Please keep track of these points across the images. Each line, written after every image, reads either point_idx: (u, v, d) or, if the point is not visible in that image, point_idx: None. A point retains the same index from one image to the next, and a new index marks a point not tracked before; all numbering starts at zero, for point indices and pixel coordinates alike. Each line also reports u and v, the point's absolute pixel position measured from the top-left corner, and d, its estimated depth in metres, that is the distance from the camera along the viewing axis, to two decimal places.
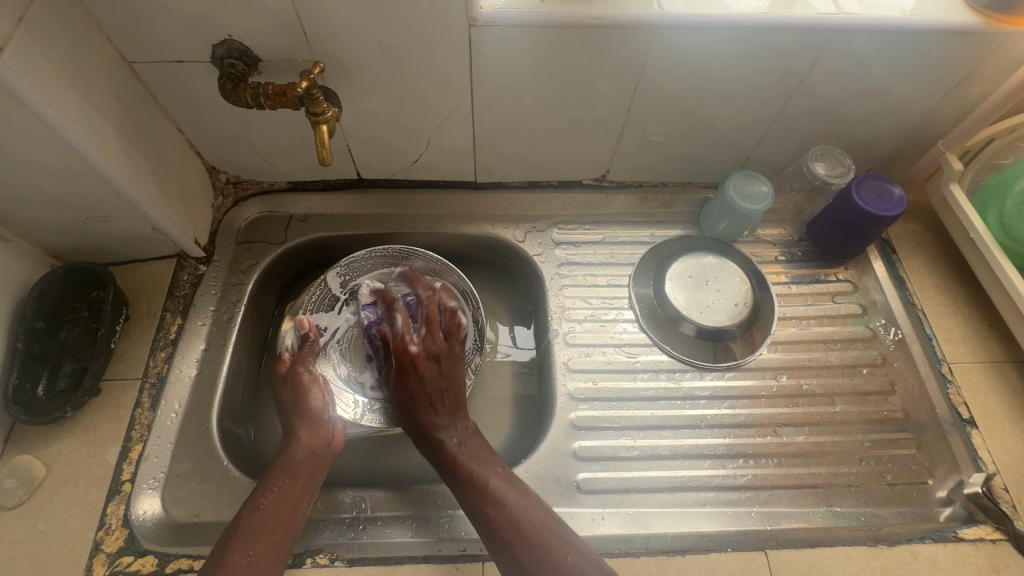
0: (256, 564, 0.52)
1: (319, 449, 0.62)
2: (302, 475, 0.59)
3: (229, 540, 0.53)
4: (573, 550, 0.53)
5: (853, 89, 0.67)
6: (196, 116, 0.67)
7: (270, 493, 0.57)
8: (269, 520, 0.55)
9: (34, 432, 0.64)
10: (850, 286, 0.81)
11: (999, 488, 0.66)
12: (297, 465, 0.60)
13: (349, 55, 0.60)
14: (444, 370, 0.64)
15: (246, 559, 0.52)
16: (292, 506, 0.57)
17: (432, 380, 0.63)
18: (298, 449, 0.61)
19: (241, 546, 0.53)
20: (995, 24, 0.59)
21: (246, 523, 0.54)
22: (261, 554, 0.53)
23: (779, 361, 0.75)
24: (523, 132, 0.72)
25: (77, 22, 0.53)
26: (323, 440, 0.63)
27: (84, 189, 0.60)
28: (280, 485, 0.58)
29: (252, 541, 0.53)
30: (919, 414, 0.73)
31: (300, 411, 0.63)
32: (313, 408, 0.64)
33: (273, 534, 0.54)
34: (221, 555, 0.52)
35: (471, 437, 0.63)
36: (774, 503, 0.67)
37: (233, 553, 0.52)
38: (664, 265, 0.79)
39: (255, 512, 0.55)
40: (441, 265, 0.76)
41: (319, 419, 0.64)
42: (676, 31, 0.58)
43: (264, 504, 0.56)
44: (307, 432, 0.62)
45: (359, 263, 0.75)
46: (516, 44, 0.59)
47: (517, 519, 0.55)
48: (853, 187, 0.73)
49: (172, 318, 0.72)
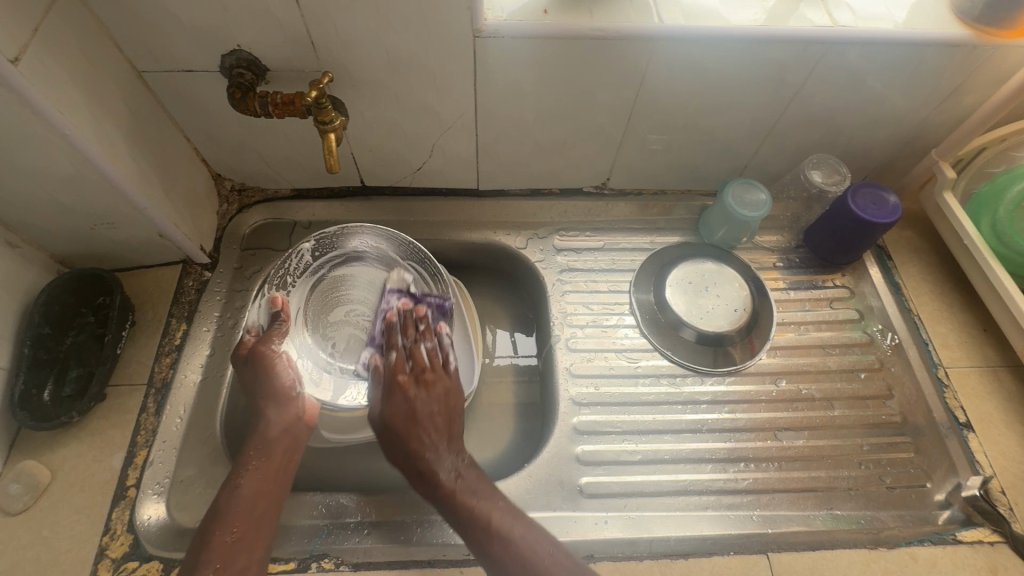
0: (241, 542, 0.54)
1: (291, 425, 0.63)
2: (276, 452, 0.61)
3: (211, 521, 0.55)
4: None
5: (848, 100, 0.69)
6: (203, 124, 0.68)
7: (246, 471, 0.58)
8: (248, 498, 0.56)
9: (38, 438, 0.64)
10: (847, 291, 0.82)
11: (997, 491, 0.67)
12: (269, 443, 0.61)
13: (355, 65, 0.61)
14: (435, 402, 0.64)
15: (229, 537, 0.54)
16: (270, 482, 0.58)
17: (419, 411, 0.63)
18: (269, 427, 0.61)
19: (224, 525, 0.54)
20: (985, 36, 0.61)
21: (227, 502, 0.56)
22: (243, 531, 0.54)
23: (778, 366, 0.76)
24: (525, 141, 0.73)
25: (89, 31, 0.54)
26: (295, 417, 0.63)
27: (93, 196, 0.61)
28: (256, 465, 0.59)
29: (234, 520, 0.55)
30: (916, 418, 0.74)
31: (266, 392, 0.62)
32: (278, 387, 0.63)
33: (253, 510, 0.56)
34: (205, 536, 0.54)
35: (468, 467, 0.62)
36: (774, 507, 0.67)
37: (215, 533, 0.54)
38: (664, 270, 0.81)
39: (235, 491, 0.57)
40: (420, 251, 0.72)
41: (286, 397, 0.63)
42: (676, 42, 0.60)
43: (242, 483, 0.57)
44: (275, 411, 0.62)
45: (331, 238, 0.72)
46: (520, 56, 0.60)
47: (522, 555, 0.55)
48: (850, 195, 0.74)
49: (178, 324, 0.72)
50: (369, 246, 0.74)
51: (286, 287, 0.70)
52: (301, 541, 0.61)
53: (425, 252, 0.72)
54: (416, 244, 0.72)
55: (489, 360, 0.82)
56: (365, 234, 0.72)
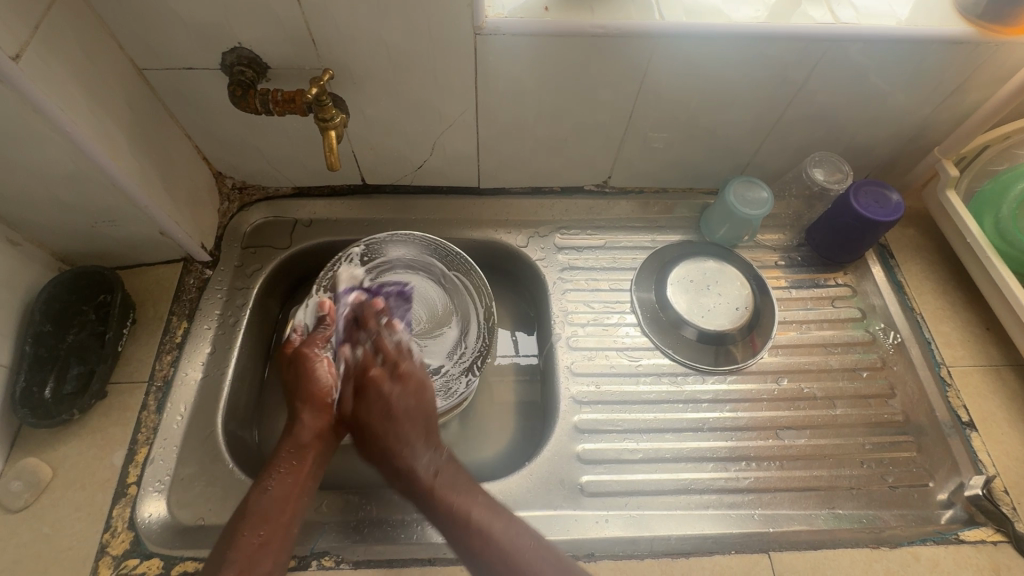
0: (266, 546, 0.52)
1: (325, 431, 0.59)
2: (309, 456, 0.57)
3: (239, 520, 0.53)
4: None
5: (850, 97, 0.68)
6: (204, 122, 0.68)
7: (276, 474, 0.55)
8: (277, 502, 0.54)
9: (40, 435, 0.64)
10: (849, 290, 0.82)
11: (1000, 491, 0.67)
12: (303, 447, 0.58)
13: (356, 63, 0.61)
14: (406, 395, 0.60)
15: (256, 540, 0.52)
16: (300, 487, 0.56)
17: (391, 406, 0.59)
18: (303, 430, 0.58)
19: (250, 528, 0.52)
20: (988, 33, 0.61)
21: (255, 504, 0.53)
22: (270, 535, 0.52)
23: (779, 365, 0.76)
24: (526, 139, 0.73)
25: (90, 29, 0.54)
26: (330, 423, 0.60)
27: (95, 194, 0.61)
28: (287, 468, 0.56)
29: (261, 523, 0.52)
30: (918, 417, 0.73)
31: (303, 395, 0.60)
32: (318, 390, 0.60)
33: (281, 515, 0.53)
34: (230, 535, 0.52)
35: (448, 464, 0.58)
36: (776, 506, 0.67)
37: (242, 533, 0.52)
38: (665, 269, 0.80)
39: (264, 493, 0.54)
40: (459, 257, 0.76)
41: (322, 402, 0.60)
42: (677, 39, 0.60)
43: (272, 486, 0.55)
44: (312, 414, 0.59)
45: (380, 246, 0.77)
46: (521, 53, 0.60)
47: (507, 554, 0.52)
48: (852, 193, 0.74)
49: (179, 322, 0.72)
50: (417, 259, 0.78)
51: (333, 287, 0.73)
52: (303, 539, 0.61)
53: (468, 262, 0.76)
54: (457, 250, 0.76)
55: (490, 359, 0.82)
56: (411, 243, 0.77)
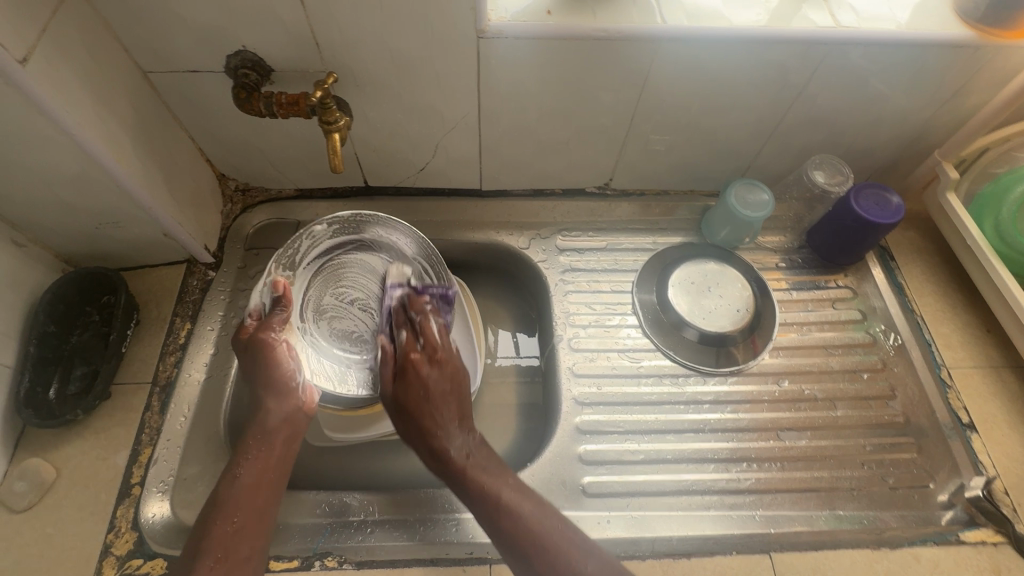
0: (242, 531, 0.53)
1: (292, 415, 0.61)
2: (277, 441, 0.59)
3: (211, 511, 0.54)
4: (591, 557, 0.53)
5: (851, 100, 0.69)
6: (207, 124, 0.68)
7: (245, 462, 0.57)
8: (248, 488, 0.55)
9: (44, 436, 0.65)
10: (850, 292, 0.82)
11: (1000, 492, 0.67)
12: (269, 432, 0.59)
13: (359, 65, 0.61)
14: (444, 379, 0.62)
15: (231, 527, 0.53)
16: (270, 472, 0.58)
17: (430, 389, 0.61)
18: (268, 417, 0.60)
19: (224, 515, 0.53)
20: (988, 37, 0.61)
21: (227, 492, 0.55)
22: (244, 520, 0.53)
23: (780, 366, 0.76)
24: (528, 141, 0.73)
25: (95, 32, 0.55)
26: (295, 406, 0.61)
27: (100, 196, 0.61)
28: (255, 454, 0.58)
29: (234, 510, 0.54)
30: (919, 419, 0.73)
31: (265, 381, 0.61)
32: (278, 375, 0.61)
33: (254, 500, 0.55)
34: (204, 526, 0.53)
35: (479, 447, 0.60)
36: (777, 507, 0.67)
37: (216, 522, 0.53)
38: (666, 271, 0.81)
39: (235, 481, 0.56)
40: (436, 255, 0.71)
41: (285, 387, 0.61)
42: (679, 42, 0.60)
43: (242, 473, 0.56)
44: (275, 400, 0.61)
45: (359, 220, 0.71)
46: (524, 56, 0.61)
47: (534, 533, 0.54)
48: (852, 196, 0.74)
49: (182, 323, 0.73)
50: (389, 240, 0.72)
51: (292, 268, 0.69)
52: (305, 540, 0.62)
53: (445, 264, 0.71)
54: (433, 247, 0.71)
55: (492, 360, 0.82)
56: (386, 228, 0.71)
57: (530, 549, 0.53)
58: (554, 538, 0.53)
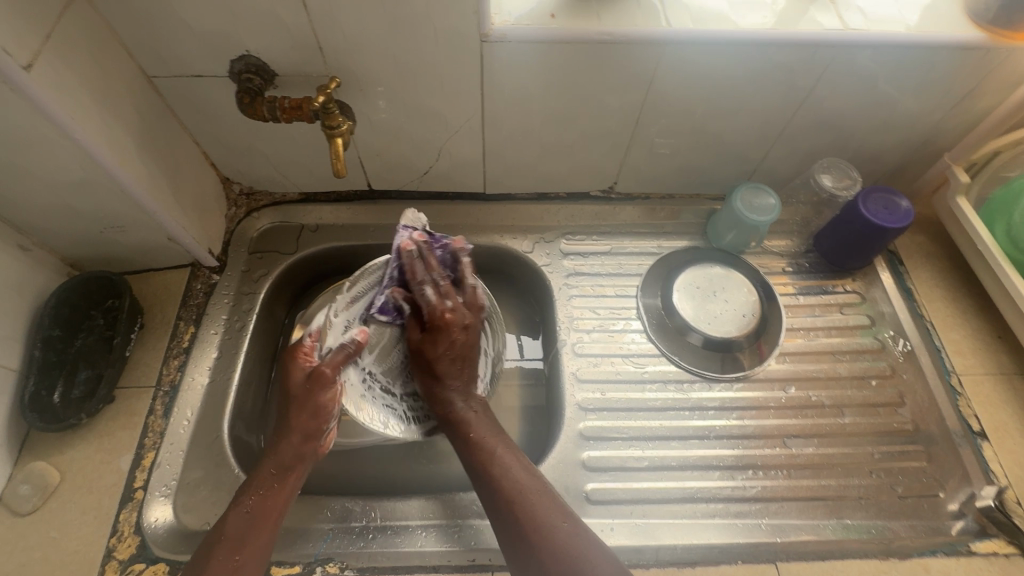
0: (242, 569, 0.52)
1: (307, 453, 0.58)
2: (290, 479, 0.57)
3: (214, 545, 0.52)
4: (570, 518, 0.53)
5: (858, 103, 0.68)
6: (211, 128, 0.69)
7: (255, 495, 0.55)
8: (254, 525, 0.54)
9: (48, 439, 0.65)
10: (858, 297, 0.81)
11: (1012, 502, 0.66)
12: (285, 469, 0.57)
13: (363, 70, 0.61)
14: (466, 347, 0.64)
15: (233, 564, 0.52)
16: (277, 509, 0.55)
17: (456, 352, 0.63)
18: (285, 450, 0.57)
19: (226, 551, 0.52)
20: (998, 39, 0.60)
21: (233, 526, 0.53)
22: (247, 558, 0.52)
23: (787, 372, 0.75)
24: (532, 145, 0.73)
25: (99, 37, 0.55)
26: (315, 447, 0.58)
27: (105, 200, 0.61)
28: (267, 489, 0.56)
29: (238, 547, 0.52)
30: (929, 426, 0.72)
31: (297, 416, 0.58)
32: (313, 415, 0.58)
33: (259, 537, 0.53)
34: (205, 557, 0.52)
35: (483, 408, 0.64)
36: (783, 515, 0.66)
37: (217, 557, 0.51)
38: (672, 275, 0.80)
39: (242, 515, 0.54)
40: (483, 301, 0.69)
41: (314, 428, 0.58)
42: (685, 46, 0.60)
43: (251, 507, 0.54)
44: (299, 439, 0.58)
45: None
46: (528, 60, 0.60)
47: (518, 487, 0.56)
48: (860, 200, 0.73)
49: (186, 327, 0.73)
50: None
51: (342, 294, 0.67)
52: (306, 545, 0.61)
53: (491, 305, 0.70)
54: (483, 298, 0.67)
55: None
56: None
57: (514, 499, 0.55)
58: (537, 499, 0.54)
